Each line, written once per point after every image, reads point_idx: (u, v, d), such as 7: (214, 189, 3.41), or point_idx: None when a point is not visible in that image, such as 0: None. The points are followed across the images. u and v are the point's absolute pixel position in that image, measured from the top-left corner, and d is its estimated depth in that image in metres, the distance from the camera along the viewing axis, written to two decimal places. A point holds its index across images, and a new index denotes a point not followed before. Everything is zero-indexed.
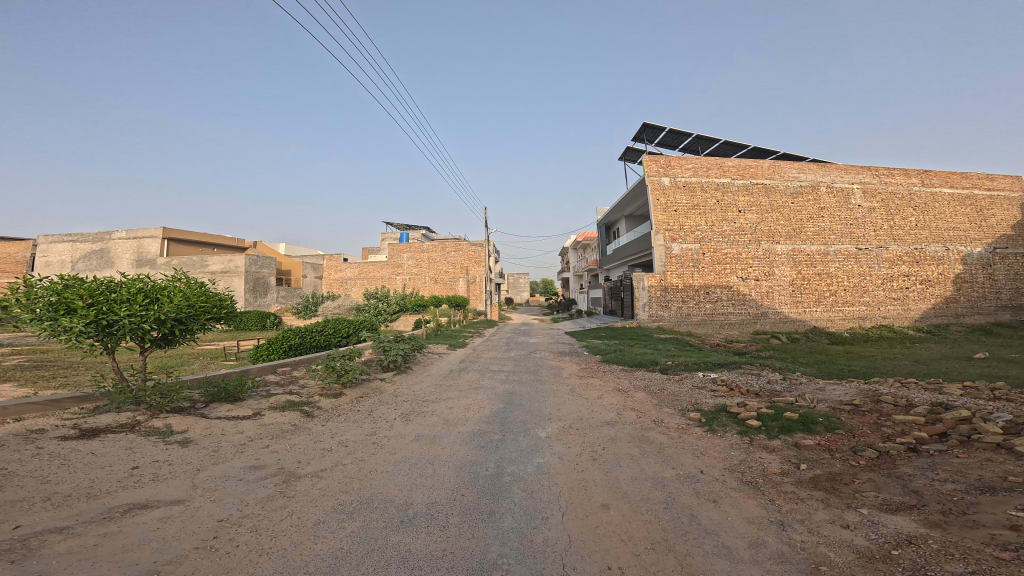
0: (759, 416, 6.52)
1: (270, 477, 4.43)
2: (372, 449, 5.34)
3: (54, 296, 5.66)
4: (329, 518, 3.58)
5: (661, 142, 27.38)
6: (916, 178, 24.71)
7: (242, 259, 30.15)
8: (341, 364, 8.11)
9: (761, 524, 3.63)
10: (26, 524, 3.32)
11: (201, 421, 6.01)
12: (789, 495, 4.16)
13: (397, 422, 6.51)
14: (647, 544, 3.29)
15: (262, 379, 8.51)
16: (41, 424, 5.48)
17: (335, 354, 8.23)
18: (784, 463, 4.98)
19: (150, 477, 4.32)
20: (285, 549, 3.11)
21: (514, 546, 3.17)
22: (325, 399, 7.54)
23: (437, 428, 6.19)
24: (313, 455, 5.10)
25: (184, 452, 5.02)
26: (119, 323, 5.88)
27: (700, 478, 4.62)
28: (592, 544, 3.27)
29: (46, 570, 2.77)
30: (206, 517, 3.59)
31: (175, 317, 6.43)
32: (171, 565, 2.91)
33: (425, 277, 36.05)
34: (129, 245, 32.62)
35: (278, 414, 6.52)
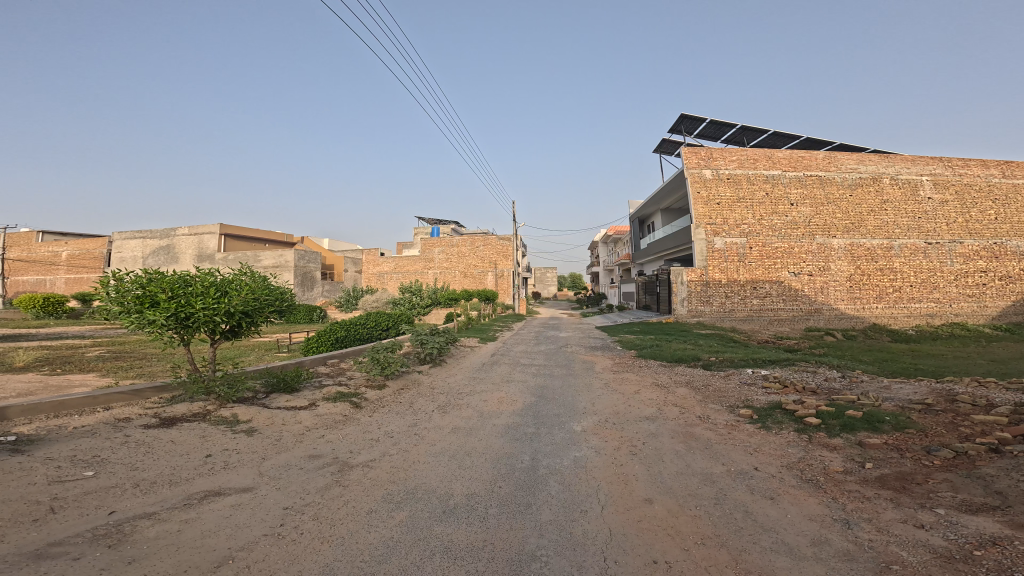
0: (818, 414, 6.29)
1: (326, 466, 4.62)
2: (414, 440, 5.47)
3: (139, 291, 6.06)
4: (380, 507, 3.71)
5: (701, 133, 26.59)
6: (995, 168, 23.08)
7: (293, 254, 31.30)
8: (384, 356, 8.33)
9: (823, 522, 3.52)
10: (118, 509, 3.59)
11: (264, 411, 6.31)
12: (855, 494, 4.02)
13: (436, 414, 6.62)
14: (696, 540, 3.26)
15: (315, 370, 8.85)
16: (127, 413, 5.89)
17: (378, 347, 8.49)
18: (847, 462, 4.80)
19: (221, 465, 4.58)
20: (343, 538, 3.24)
21: (553, 538, 3.21)
22: (371, 391, 7.77)
23: (473, 421, 6.26)
24: (362, 445, 5.28)
25: (245, 440, 5.28)
26: (195, 316, 6.24)
27: (754, 475, 4.51)
28: (635, 538, 3.26)
29: (137, 555, 2.98)
30: (271, 504, 3.78)
31: (243, 310, 6.77)
32: (243, 551, 3.08)
33: (456, 271, 36.42)
34: (192, 241, 34.45)
35: (330, 405, 6.76)
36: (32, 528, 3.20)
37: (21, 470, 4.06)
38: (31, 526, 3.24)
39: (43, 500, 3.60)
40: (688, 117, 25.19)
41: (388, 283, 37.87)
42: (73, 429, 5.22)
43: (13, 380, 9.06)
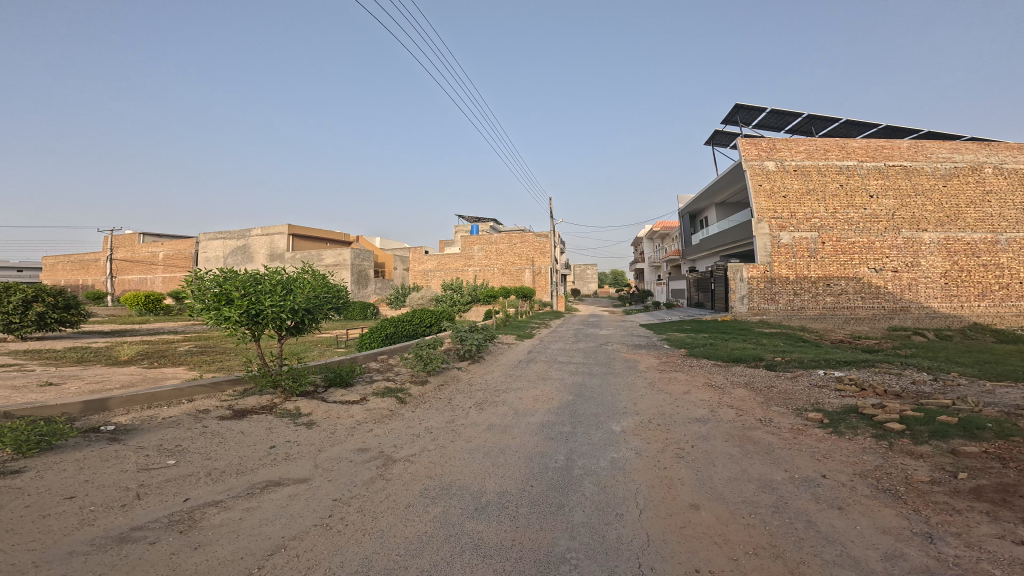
0: (903, 419, 5.89)
1: (372, 460, 4.74)
2: (452, 436, 5.54)
3: (217, 288, 6.48)
4: (417, 502, 3.76)
5: (761, 124, 25.59)
6: None
7: (350, 253, 32.45)
8: (427, 353, 8.53)
9: (900, 535, 3.30)
10: (192, 496, 3.84)
11: (323, 405, 6.55)
12: (941, 506, 3.73)
13: (472, 411, 6.67)
14: (747, 549, 3.12)
15: (367, 366, 9.11)
16: (205, 405, 6.26)
17: (423, 343, 8.71)
18: (935, 471, 4.46)
19: (283, 456, 4.80)
20: (383, 531, 3.31)
21: (584, 541, 3.15)
22: (414, 386, 7.93)
23: (507, 418, 6.27)
24: (405, 440, 5.38)
25: (305, 433, 5.49)
26: (264, 312, 6.58)
27: (820, 483, 4.27)
28: (675, 544, 3.16)
29: (203, 541, 3.16)
30: (321, 495, 3.91)
31: (307, 308, 7.08)
32: (294, 540, 3.20)
33: (494, 268, 36.46)
34: (265, 241, 36.26)
35: (377, 400, 6.93)
36: (119, 513, 3.46)
37: (110, 458, 4.41)
38: (115, 510, 3.50)
39: (130, 487, 3.89)
40: (744, 108, 24.29)
41: (433, 282, 37.99)
42: (162, 419, 5.62)
43: (114, 373, 9.84)
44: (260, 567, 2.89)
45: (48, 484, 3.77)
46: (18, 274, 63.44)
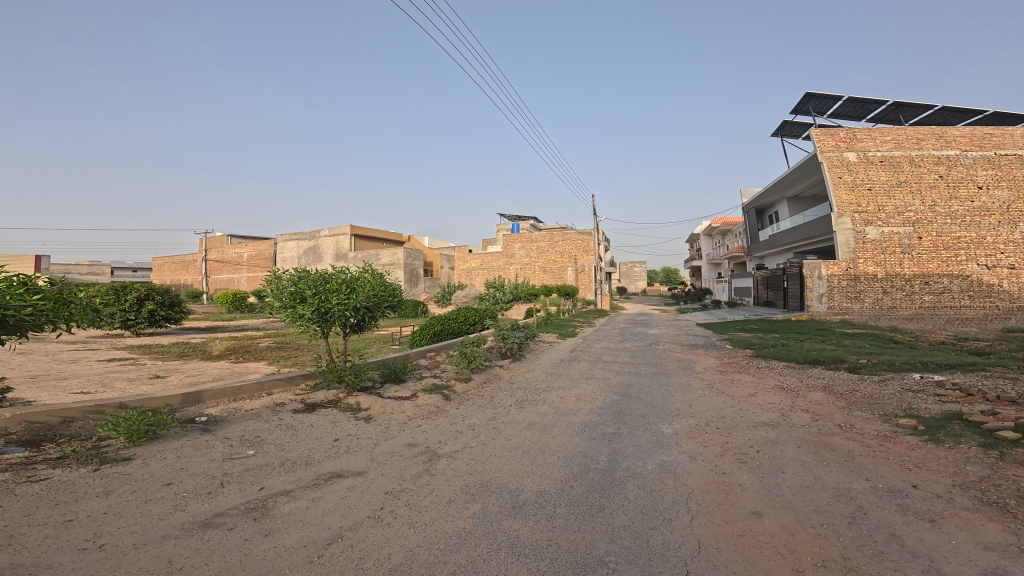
0: (1018, 427, 5.35)
1: (419, 455, 4.83)
2: (492, 433, 5.56)
3: (293, 287, 6.84)
4: (458, 498, 3.80)
5: (837, 113, 24.29)
6: None
7: (404, 253, 33.33)
8: (472, 350, 8.65)
9: (1005, 553, 3.02)
10: (267, 485, 4.05)
11: (378, 400, 6.74)
12: None
13: (512, 409, 6.69)
14: (813, 561, 2.97)
15: (417, 362, 9.29)
16: (281, 399, 6.59)
17: (467, 341, 8.85)
18: None
19: (345, 449, 4.98)
20: (426, 525, 3.37)
21: (625, 545, 3.09)
22: (458, 383, 8.04)
23: (547, 417, 6.24)
24: (450, 436, 5.45)
25: (363, 427, 5.68)
26: (332, 310, 6.87)
27: (909, 494, 3.98)
28: (731, 553, 3.05)
29: (273, 528, 3.33)
30: (374, 488, 4.03)
31: (370, 306, 7.32)
32: (350, 531, 3.31)
33: (535, 266, 36.24)
34: (332, 241, 37.78)
35: (424, 397, 7.05)
36: (206, 499, 3.72)
37: (200, 448, 4.73)
38: (203, 497, 3.75)
39: (217, 475, 4.19)
40: (816, 97, 23.18)
41: (476, 279, 38.45)
42: (245, 411, 5.99)
43: (209, 367, 10.59)
44: (319, 554, 3.00)
45: (149, 472, 4.10)
46: (133, 274, 69.04)
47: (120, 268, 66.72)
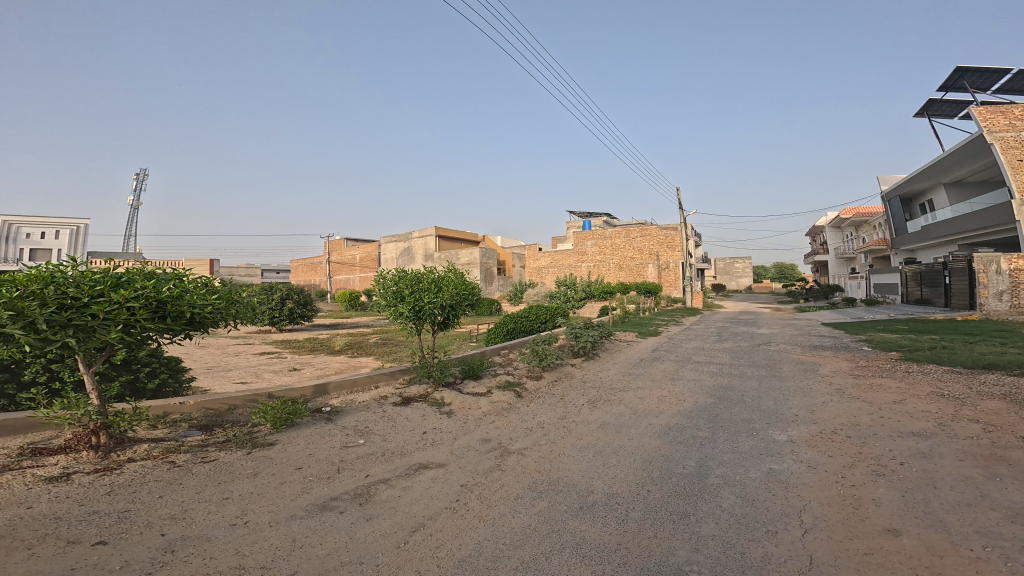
0: None
1: (490, 450, 4.89)
2: (562, 432, 5.53)
3: (395, 287, 7.19)
4: (525, 495, 3.81)
5: (1005, 87, 21.85)
6: None
7: (479, 252, 33.83)
8: (542, 348, 8.66)
9: None
10: (371, 473, 4.29)
11: (454, 395, 6.91)
12: None
13: (584, 408, 6.61)
14: None
15: (491, 359, 9.42)
16: (384, 392, 6.95)
17: (539, 339, 8.86)
18: None
19: (431, 441, 5.15)
20: (494, 519, 3.40)
21: (710, 555, 2.96)
22: (529, 381, 8.04)
23: (624, 418, 6.11)
24: (521, 433, 5.48)
25: (444, 421, 5.84)
26: (425, 309, 7.14)
27: None
28: (847, 571, 2.81)
29: (373, 514, 3.50)
30: (453, 481, 4.13)
31: (454, 304, 7.49)
32: (430, 520, 3.41)
33: (609, 263, 35.36)
34: (422, 243, 39.26)
35: (497, 393, 7.13)
36: (326, 484, 4.02)
37: (322, 436, 5.12)
38: (323, 482, 4.06)
39: (335, 461, 4.51)
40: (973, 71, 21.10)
41: (545, 277, 37.95)
42: (359, 402, 6.40)
43: (334, 360, 11.54)
44: (404, 541, 3.12)
45: (292, 456, 4.55)
46: (279, 275, 75.67)
47: (268, 269, 74.26)
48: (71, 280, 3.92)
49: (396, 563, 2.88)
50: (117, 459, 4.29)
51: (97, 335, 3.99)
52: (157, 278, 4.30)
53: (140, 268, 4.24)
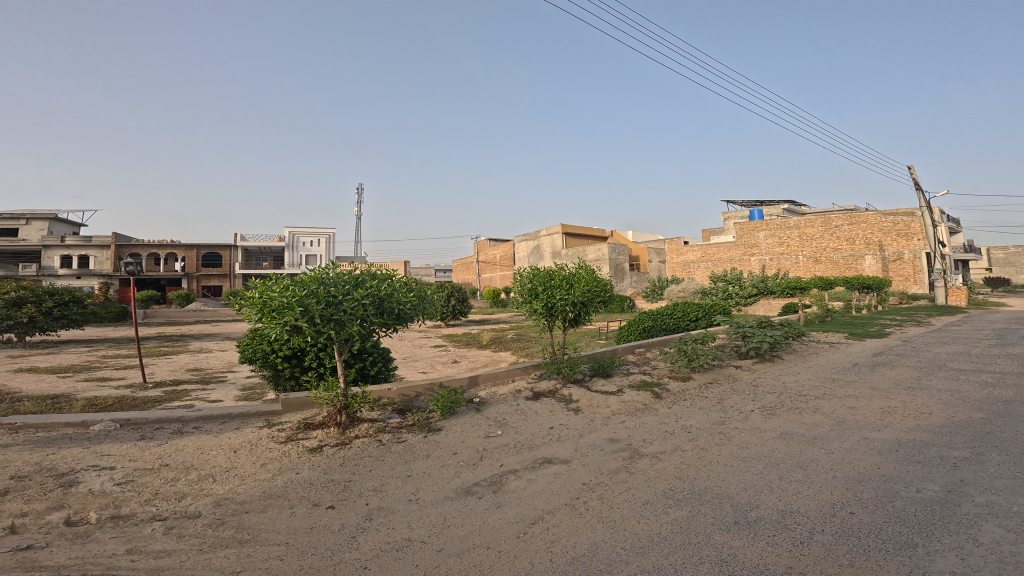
0: None
1: (620, 451, 4.78)
2: (719, 439, 5.21)
3: (529, 283, 7.45)
4: (657, 501, 3.66)
5: None
6: None
7: (608, 248, 33.36)
8: (693, 348, 8.09)
9: None
10: (504, 463, 4.45)
11: (582, 393, 6.82)
12: None
13: (754, 416, 6.10)
14: None
15: (623, 357, 9.21)
16: (518, 386, 7.12)
17: (688, 338, 8.33)
18: None
19: (556, 437, 5.18)
20: (615, 521, 3.33)
21: None
22: (674, 382, 7.69)
23: (803, 430, 5.51)
24: (656, 436, 5.27)
25: (570, 418, 5.84)
26: (555, 306, 7.18)
27: None
28: None
29: (501, 503, 3.63)
30: (575, 478, 4.12)
31: (585, 301, 7.32)
32: (547, 515, 3.43)
33: (799, 256, 30.59)
34: (547, 242, 39.67)
35: (633, 393, 6.94)
36: (467, 469, 4.25)
37: (471, 426, 5.39)
38: (469, 467, 4.30)
39: (478, 449, 4.76)
40: None
41: (695, 272, 35.25)
42: (496, 395, 6.64)
43: (482, 354, 12.14)
44: (523, 532, 3.19)
45: (451, 442, 4.88)
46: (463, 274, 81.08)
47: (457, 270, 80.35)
48: (333, 281, 4.88)
49: (514, 552, 2.95)
50: (351, 435, 4.95)
51: (347, 328, 4.83)
52: (379, 278, 5.15)
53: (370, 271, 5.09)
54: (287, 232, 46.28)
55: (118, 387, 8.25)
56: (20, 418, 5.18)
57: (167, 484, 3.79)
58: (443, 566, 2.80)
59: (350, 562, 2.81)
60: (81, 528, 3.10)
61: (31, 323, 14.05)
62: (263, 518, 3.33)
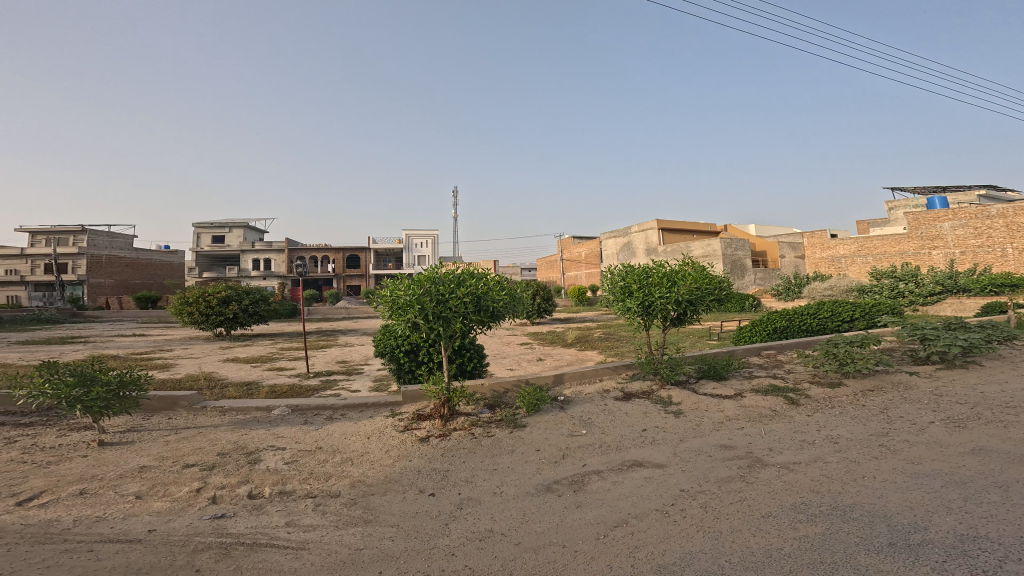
0: None
1: (737, 459, 4.41)
2: (878, 452, 4.59)
3: (622, 281, 7.08)
4: (782, 515, 3.33)
5: None
6: None
7: (719, 243, 30.51)
8: (844, 351, 7.24)
9: None
10: (587, 463, 4.35)
11: (693, 396, 6.39)
12: None
13: (930, 429, 5.26)
14: None
15: (747, 360, 8.53)
16: (608, 385, 6.91)
17: (839, 340, 7.44)
18: None
19: (651, 440, 4.94)
20: (720, 532, 3.10)
21: None
22: (815, 389, 6.90)
23: (993, 447, 4.63)
24: (788, 445, 4.79)
25: (671, 421, 5.51)
26: (654, 304, 6.73)
27: None
28: None
29: (582, 503, 3.57)
30: (670, 484, 3.89)
31: (689, 299, 6.74)
32: (635, 519, 3.30)
33: (1008, 248, 24.95)
34: (641, 237, 36.65)
35: (760, 398, 6.37)
36: (548, 468, 4.23)
37: (553, 423, 5.36)
38: (550, 465, 4.29)
39: (560, 447, 4.71)
40: None
41: (851, 269, 31.00)
42: (583, 394, 6.50)
43: (571, 352, 12.16)
44: (604, 534, 3.11)
45: (535, 438, 4.91)
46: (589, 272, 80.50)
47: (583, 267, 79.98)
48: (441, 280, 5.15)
49: (591, 553, 2.89)
50: (451, 427, 5.16)
51: (453, 325, 5.09)
52: (477, 277, 5.33)
53: (469, 270, 5.31)
54: (404, 234, 49.57)
55: (291, 376, 9.50)
56: (226, 402, 6.18)
57: (319, 465, 4.27)
58: (519, 560, 2.82)
59: (440, 549, 2.95)
60: (257, 501, 3.61)
61: (235, 319, 16.55)
62: (383, 501, 3.61)
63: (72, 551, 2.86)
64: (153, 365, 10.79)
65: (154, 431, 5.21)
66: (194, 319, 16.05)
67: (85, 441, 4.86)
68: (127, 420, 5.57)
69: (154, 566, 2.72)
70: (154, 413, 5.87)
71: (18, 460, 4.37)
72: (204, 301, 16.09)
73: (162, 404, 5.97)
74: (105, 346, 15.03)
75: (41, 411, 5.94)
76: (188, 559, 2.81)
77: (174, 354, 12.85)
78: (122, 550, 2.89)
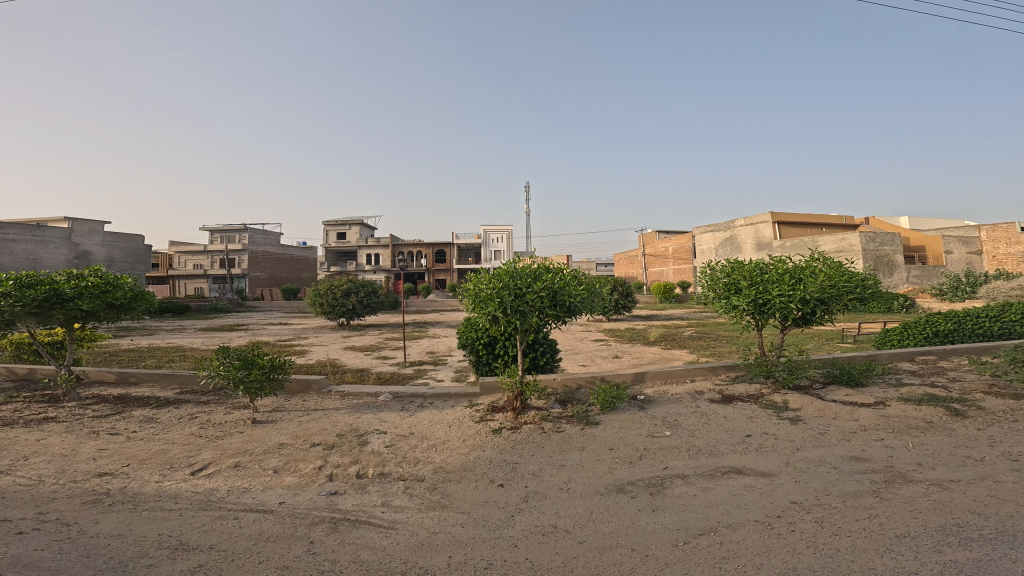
0: None
1: (870, 473, 3.83)
2: None
3: (727, 278, 6.57)
4: (925, 537, 2.82)
5: None
6: None
7: (857, 236, 26.82)
8: None
9: None
10: (670, 466, 4.08)
11: (817, 402, 5.69)
12: None
13: None
14: None
15: (895, 366, 7.44)
16: (701, 386, 6.45)
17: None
18: None
19: (755, 446, 4.49)
20: (837, 551, 2.71)
21: None
22: (991, 399, 5.78)
23: None
24: (942, 461, 4.05)
25: (782, 427, 4.97)
26: (771, 302, 6.07)
27: None
28: None
29: (662, 506, 3.35)
30: (778, 495, 3.49)
31: (819, 298, 5.97)
32: (728, 529, 3.01)
33: None
34: (748, 232, 33.90)
35: (909, 408, 5.49)
36: (626, 468, 4.04)
37: (631, 422, 5.10)
38: (625, 465, 4.09)
39: (638, 448, 4.48)
40: None
41: None
42: (669, 394, 6.13)
43: (647, 351, 11.50)
44: (684, 540, 2.87)
45: (608, 437, 4.71)
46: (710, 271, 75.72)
47: None
48: (519, 275, 5.17)
49: (665, 559, 2.68)
50: (522, 420, 5.13)
51: (529, 318, 5.05)
52: (553, 272, 5.28)
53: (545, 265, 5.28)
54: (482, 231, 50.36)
55: (395, 364, 10.13)
56: (345, 388, 6.74)
57: (411, 450, 4.48)
58: (581, 558, 2.71)
59: (505, 539, 2.94)
60: (361, 481, 3.86)
61: (353, 311, 18.08)
62: (460, 487, 3.69)
63: (222, 518, 3.27)
64: (291, 351, 12.12)
65: (291, 412, 5.83)
66: (323, 309, 17.87)
67: (243, 418, 5.58)
68: (273, 401, 6.29)
69: (279, 535, 3.01)
70: (293, 394, 6.57)
71: (195, 434, 5.13)
72: (331, 293, 17.87)
73: (299, 387, 6.66)
74: (256, 333, 17.19)
75: (213, 391, 6.94)
76: (305, 531, 3.07)
77: (309, 342, 14.28)
78: (258, 519, 3.25)
